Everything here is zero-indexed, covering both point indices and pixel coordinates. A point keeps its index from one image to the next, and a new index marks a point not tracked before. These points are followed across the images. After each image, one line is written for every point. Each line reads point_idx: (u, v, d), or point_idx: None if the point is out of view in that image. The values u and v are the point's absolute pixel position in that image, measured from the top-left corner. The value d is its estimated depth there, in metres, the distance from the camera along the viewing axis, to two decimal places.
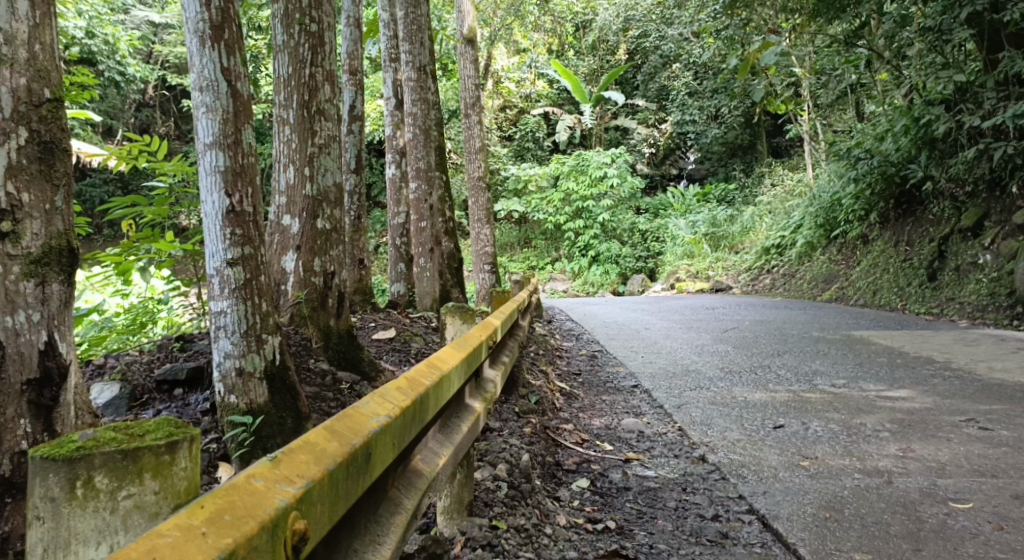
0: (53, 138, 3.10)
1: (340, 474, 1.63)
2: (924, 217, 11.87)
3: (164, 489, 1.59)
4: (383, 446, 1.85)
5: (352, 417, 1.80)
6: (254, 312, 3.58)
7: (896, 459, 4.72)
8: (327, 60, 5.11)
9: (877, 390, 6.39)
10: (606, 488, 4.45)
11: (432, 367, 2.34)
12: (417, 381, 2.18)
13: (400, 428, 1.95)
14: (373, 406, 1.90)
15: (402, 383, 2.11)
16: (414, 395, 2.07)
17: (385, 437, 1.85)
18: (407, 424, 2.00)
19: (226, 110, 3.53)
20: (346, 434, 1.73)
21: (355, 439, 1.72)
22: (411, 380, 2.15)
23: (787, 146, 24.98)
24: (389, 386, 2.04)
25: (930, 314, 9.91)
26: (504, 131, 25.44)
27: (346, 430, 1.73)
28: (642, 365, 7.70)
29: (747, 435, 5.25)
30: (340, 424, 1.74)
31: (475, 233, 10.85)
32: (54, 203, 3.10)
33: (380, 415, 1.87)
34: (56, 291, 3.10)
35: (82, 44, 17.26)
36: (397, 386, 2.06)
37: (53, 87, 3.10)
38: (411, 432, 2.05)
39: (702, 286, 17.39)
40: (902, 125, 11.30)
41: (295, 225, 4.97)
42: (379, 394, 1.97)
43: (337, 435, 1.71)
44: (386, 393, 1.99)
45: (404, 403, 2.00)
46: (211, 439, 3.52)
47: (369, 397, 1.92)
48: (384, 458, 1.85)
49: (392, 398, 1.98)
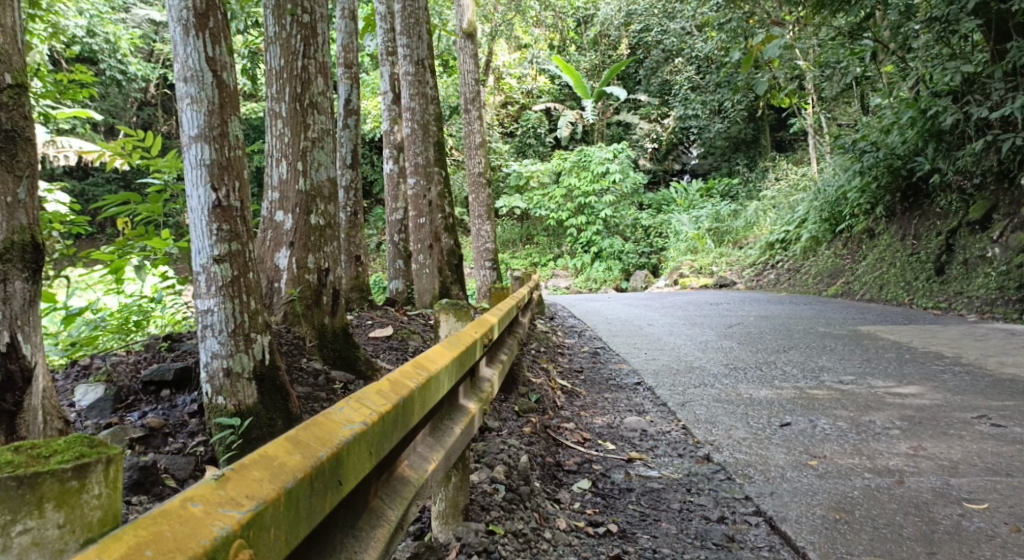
0: (14, 127, 2.98)
1: (300, 492, 1.52)
2: (930, 211, 11.74)
3: (71, 521, 1.37)
4: (358, 456, 1.74)
5: (321, 427, 1.69)
6: (242, 310, 3.47)
7: (907, 457, 4.59)
8: (321, 52, 4.97)
9: (886, 387, 6.26)
10: (608, 490, 4.33)
11: (419, 368, 2.23)
12: (401, 384, 2.07)
13: (379, 435, 1.84)
14: (346, 413, 1.79)
15: (384, 385, 2.00)
16: (395, 398, 1.96)
17: (360, 446, 1.75)
18: (388, 431, 1.89)
19: (212, 101, 3.40)
20: (312, 446, 1.62)
21: (322, 451, 1.62)
22: (393, 383, 2.04)
23: (791, 140, 24.81)
24: (368, 391, 1.93)
25: (938, 308, 9.76)
26: (506, 128, 25.32)
27: (312, 442, 1.63)
28: (645, 362, 7.56)
29: (753, 433, 5.13)
30: (306, 435, 1.64)
31: (476, 229, 10.72)
32: (16, 196, 2.97)
33: (353, 423, 1.76)
34: (19, 289, 2.96)
35: (83, 43, 17.19)
36: (378, 390, 1.95)
37: (13, 71, 2.99)
38: (393, 438, 1.95)
39: (706, 282, 17.26)
40: (908, 118, 11.19)
41: (288, 221, 4.86)
42: (354, 400, 1.86)
43: (301, 448, 1.60)
44: (364, 398, 1.89)
45: (383, 409, 1.89)
46: (199, 442, 3.41)
47: (344, 404, 1.81)
48: (360, 469, 1.75)
49: (369, 403, 1.87)
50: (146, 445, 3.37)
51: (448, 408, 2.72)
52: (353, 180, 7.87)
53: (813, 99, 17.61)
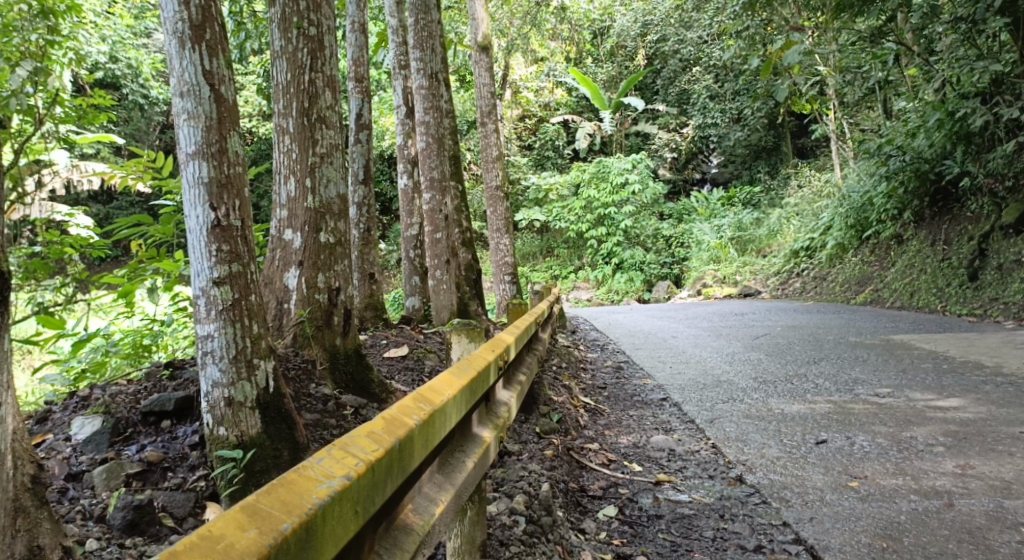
0: None
1: None
2: (962, 216, 11.36)
3: None
4: (337, 518, 1.60)
5: (291, 487, 1.56)
6: (243, 334, 3.30)
7: (954, 477, 4.30)
8: (328, 65, 4.83)
9: (925, 400, 5.95)
10: (635, 517, 4.08)
11: (422, 400, 2.04)
12: (399, 421, 1.88)
13: (365, 490, 1.69)
14: (325, 467, 1.64)
15: (377, 425, 1.83)
16: (389, 442, 1.79)
17: (339, 507, 1.60)
18: (378, 482, 1.73)
19: (209, 117, 3.25)
20: (276, 515, 1.49)
21: (286, 522, 1.49)
22: (391, 420, 1.87)
23: (812, 147, 24.42)
24: (358, 435, 1.77)
25: (972, 315, 9.41)
26: (524, 141, 25.18)
27: (275, 509, 1.50)
28: (670, 377, 7.29)
29: (788, 451, 4.86)
30: (269, 501, 1.51)
31: (495, 243, 10.52)
32: None
33: (331, 479, 1.61)
34: None
35: (104, 68, 17.29)
36: (369, 433, 1.79)
37: None
38: (388, 487, 1.78)
39: (730, 292, 16.86)
40: (935, 120, 10.86)
41: (297, 239, 4.68)
42: (338, 447, 1.71)
43: (262, 519, 1.48)
44: (349, 444, 1.73)
45: (373, 456, 1.73)
46: (199, 476, 3.25)
47: (323, 455, 1.67)
48: (340, 533, 1.60)
49: (354, 451, 1.71)
50: (142, 483, 3.24)
51: (461, 437, 2.51)
52: (365, 197, 7.71)
53: (836, 105, 17.27)
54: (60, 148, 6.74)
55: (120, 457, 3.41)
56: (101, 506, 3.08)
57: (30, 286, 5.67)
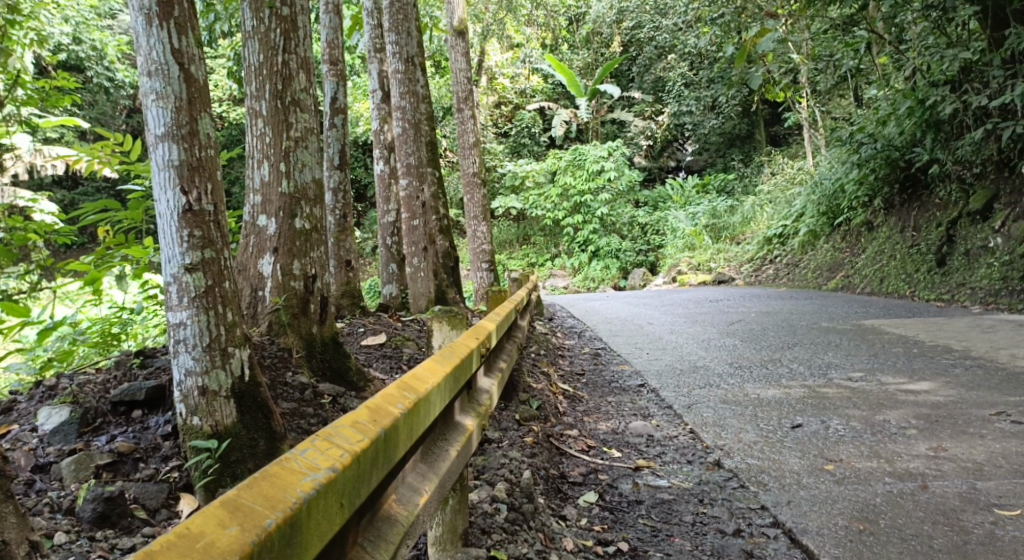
0: None
1: None
2: (930, 201, 11.45)
3: None
4: (323, 512, 1.55)
5: (274, 481, 1.51)
6: (218, 322, 3.23)
7: (928, 459, 4.35)
8: (302, 46, 4.73)
9: (897, 383, 6.02)
10: (615, 502, 4.08)
11: (406, 387, 2.01)
12: (383, 410, 1.85)
13: (351, 482, 1.65)
14: (309, 459, 1.60)
15: (361, 415, 1.79)
16: (375, 432, 1.75)
17: (325, 500, 1.55)
18: (364, 473, 1.69)
19: (179, 97, 3.16)
20: (259, 511, 1.44)
21: (269, 518, 1.43)
22: (377, 409, 1.84)
23: (785, 135, 24.59)
24: (342, 426, 1.72)
25: (941, 300, 9.55)
26: (500, 128, 25.08)
27: (258, 505, 1.45)
28: (648, 363, 7.30)
29: (765, 436, 4.89)
30: (251, 495, 1.46)
31: (472, 230, 10.46)
32: None
33: (316, 471, 1.57)
34: None
35: (68, 50, 16.91)
36: (354, 423, 1.74)
37: None
38: (374, 478, 1.75)
39: (704, 279, 16.96)
40: (905, 108, 11.05)
41: (272, 225, 4.60)
42: (322, 438, 1.66)
43: (244, 516, 1.42)
44: (333, 435, 1.68)
45: (359, 446, 1.69)
46: (172, 467, 3.19)
47: (307, 447, 1.62)
48: (326, 527, 1.56)
49: (339, 442, 1.67)
50: (113, 475, 3.17)
51: (443, 426, 2.48)
52: (341, 182, 7.61)
53: (809, 92, 17.37)
54: (26, 132, 6.57)
55: (89, 449, 3.33)
56: (69, 498, 2.99)
57: None
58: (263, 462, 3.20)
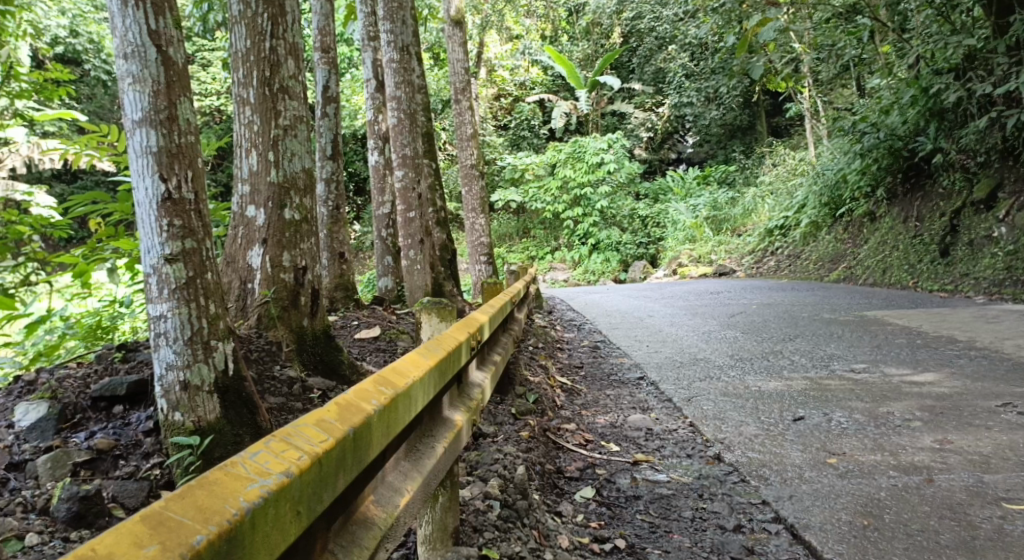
0: None
1: None
2: (933, 192, 11.32)
3: None
4: (273, 521, 1.45)
5: (215, 488, 1.40)
6: (199, 314, 3.13)
7: (933, 452, 4.25)
8: (290, 32, 4.62)
9: (900, 375, 5.92)
10: (613, 498, 3.99)
11: (382, 383, 1.90)
12: (353, 408, 1.75)
13: (309, 487, 1.54)
14: (260, 463, 1.49)
15: (326, 413, 1.69)
16: (340, 433, 1.65)
17: (276, 507, 1.45)
18: (326, 477, 1.59)
19: (157, 81, 3.06)
20: (189, 525, 1.32)
21: (202, 533, 1.32)
22: (344, 407, 1.73)
23: (787, 126, 24.44)
24: (304, 425, 1.63)
25: (944, 291, 9.45)
26: (499, 120, 24.97)
27: (190, 517, 1.33)
28: (647, 356, 7.21)
29: (766, 429, 4.79)
30: (182, 507, 1.34)
31: (470, 222, 10.34)
32: None
33: (266, 477, 1.46)
34: None
35: (66, 42, 16.80)
36: (318, 422, 1.65)
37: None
38: (338, 481, 1.64)
39: (705, 271, 16.86)
40: (908, 97, 11.00)
41: (261, 216, 4.49)
42: (279, 438, 1.57)
43: (170, 530, 1.31)
44: (292, 435, 1.59)
45: (321, 447, 1.58)
46: (153, 464, 3.09)
47: (259, 449, 1.52)
48: (277, 538, 1.46)
49: (298, 443, 1.57)
50: (91, 472, 3.08)
51: (429, 422, 2.36)
52: (334, 172, 7.49)
53: (811, 82, 17.24)
54: (20, 125, 6.47)
55: (67, 446, 3.23)
56: (44, 497, 2.90)
57: None
58: None
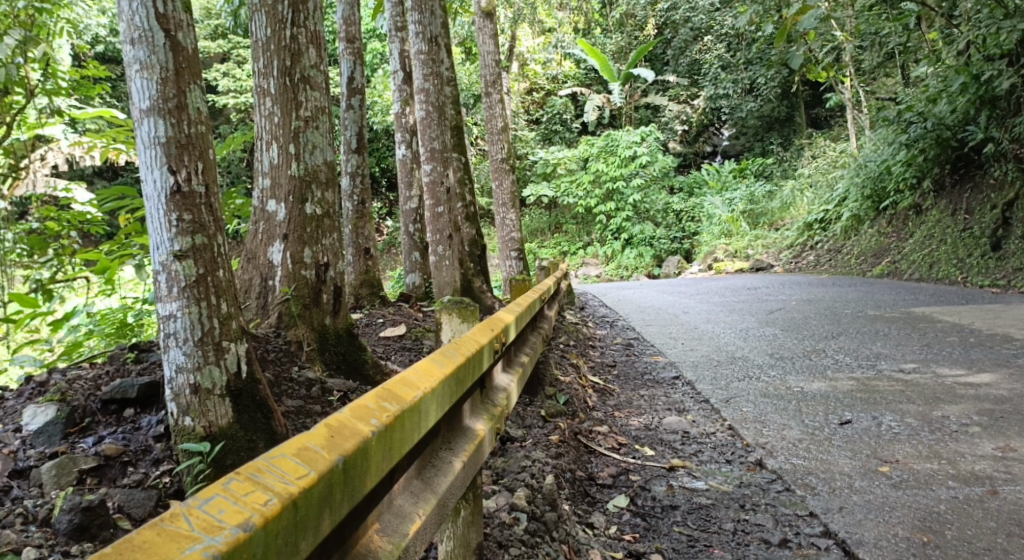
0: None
1: None
2: (983, 183, 10.83)
3: None
4: None
5: (149, 552, 1.27)
6: (211, 314, 3.03)
7: (995, 461, 3.95)
8: (311, 20, 4.47)
9: (953, 375, 5.59)
10: (648, 508, 3.76)
11: (387, 398, 1.76)
12: (344, 431, 1.61)
13: (276, 537, 1.40)
14: (210, 515, 1.35)
15: (311, 438, 1.55)
16: (315, 470, 1.49)
17: None
18: (300, 523, 1.44)
19: (165, 67, 2.94)
20: None
21: None
22: (327, 437, 1.57)
23: (827, 117, 23.79)
24: (281, 456, 1.49)
25: (995, 287, 9.00)
26: (532, 115, 24.70)
27: None
28: (683, 354, 6.95)
29: (811, 433, 4.53)
30: None
31: (500, 217, 10.12)
32: None
33: (214, 535, 1.32)
34: None
35: (105, 41, 16.97)
36: (301, 451, 1.51)
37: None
38: (321, 524, 1.49)
39: (741, 266, 16.44)
40: (959, 85, 10.58)
41: (281, 210, 4.35)
42: (245, 477, 1.43)
43: None
44: (263, 472, 1.45)
45: (299, 483, 1.45)
46: (163, 471, 2.99)
47: (215, 494, 1.38)
48: None
49: (267, 482, 1.43)
50: (98, 480, 2.98)
51: (449, 432, 2.19)
52: (360, 166, 7.27)
53: (853, 71, 16.66)
54: (61, 123, 6.21)
55: (74, 451, 3.14)
56: (47, 507, 2.80)
57: (27, 263, 5.44)
58: None
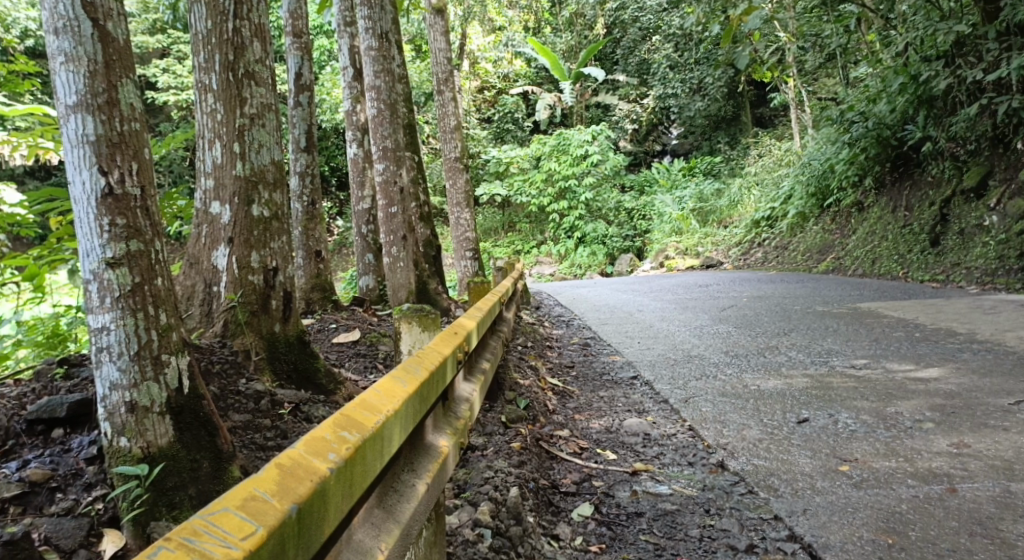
0: None
1: None
2: (922, 180, 11.03)
3: None
4: None
5: None
6: (148, 326, 2.83)
7: (951, 458, 3.96)
8: (255, 12, 4.26)
9: (903, 370, 5.65)
10: (613, 515, 3.67)
11: (345, 427, 1.63)
12: (298, 473, 1.47)
13: None
14: None
15: (258, 484, 1.42)
16: (261, 526, 1.35)
17: None
18: None
19: (93, 59, 2.74)
20: None
21: None
22: (275, 484, 1.43)
23: (772, 116, 24.17)
24: (224, 511, 1.35)
25: (935, 281, 9.19)
26: (482, 113, 24.54)
27: None
28: (640, 353, 6.91)
29: (770, 432, 4.50)
30: None
31: (454, 217, 9.96)
32: None
33: None
34: None
35: (35, 37, 16.28)
36: (248, 501, 1.37)
37: None
38: None
39: (692, 263, 16.58)
40: (897, 84, 10.70)
41: (226, 212, 4.14)
42: (178, 543, 1.28)
43: None
44: (201, 536, 1.30)
45: (246, 543, 1.31)
46: (95, 497, 2.80)
47: None
48: None
49: (206, 547, 1.28)
50: (23, 508, 2.76)
51: (411, 453, 2.07)
52: (309, 165, 7.08)
53: (796, 71, 16.91)
54: None
55: None
56: None
57: None
58: (206, 487, 2.83)
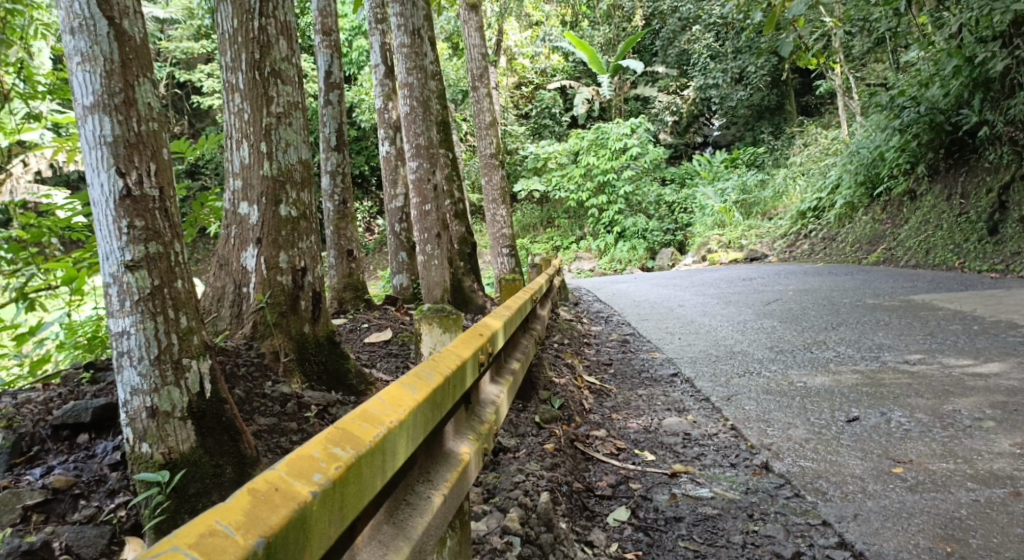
0: None
1: None
2: (979, 166, 10.55)
3: None
4: None
5: None
6: (168, 329, 2.79)
7: (1015, 459, 3.73)
8: (281, 9, 4.21)
9: (960, 365, 5.37)
10: (650, 520, 3.54)
11: (336, 444, 1.56)
12: (273, 500, 1.41)
13: None
14: None
15: (222, 516, 1.35)
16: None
17: None
18: None
19: (109, 58, 2.70)
20: None
21: None
22: (240, 516, 1.36)
23: (817, 104, 23.55)
24: (174, 549, 1.28)
25: (994, 272, 8.78)
26: (520, 109, 24.41)
27: None
28: (681, 349, 6.73)
29: (818, 432, 4.30)
30: None
31: (490, 214, 9.85)
32: None
33: None
34: None
35: None
36: (205, 537, 1.30)
37: None
38: None
39: (735, 257, 16.22)
40: (951, 67, 10.31)
41: (254, 213, 4.10)
42: None
43: None
44: None
45: None
46: (117, 504, 2.79)
47: None
48: None
49: None
50: (46, 516, 2.76)
51: (427, 460, 1.98)
52: (339, 164, 7.05)
53: (843, 57, 16.40)
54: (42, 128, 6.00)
55: (19, 484, 2.90)
56: None
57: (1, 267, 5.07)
58: (229, 492, 2.78)
